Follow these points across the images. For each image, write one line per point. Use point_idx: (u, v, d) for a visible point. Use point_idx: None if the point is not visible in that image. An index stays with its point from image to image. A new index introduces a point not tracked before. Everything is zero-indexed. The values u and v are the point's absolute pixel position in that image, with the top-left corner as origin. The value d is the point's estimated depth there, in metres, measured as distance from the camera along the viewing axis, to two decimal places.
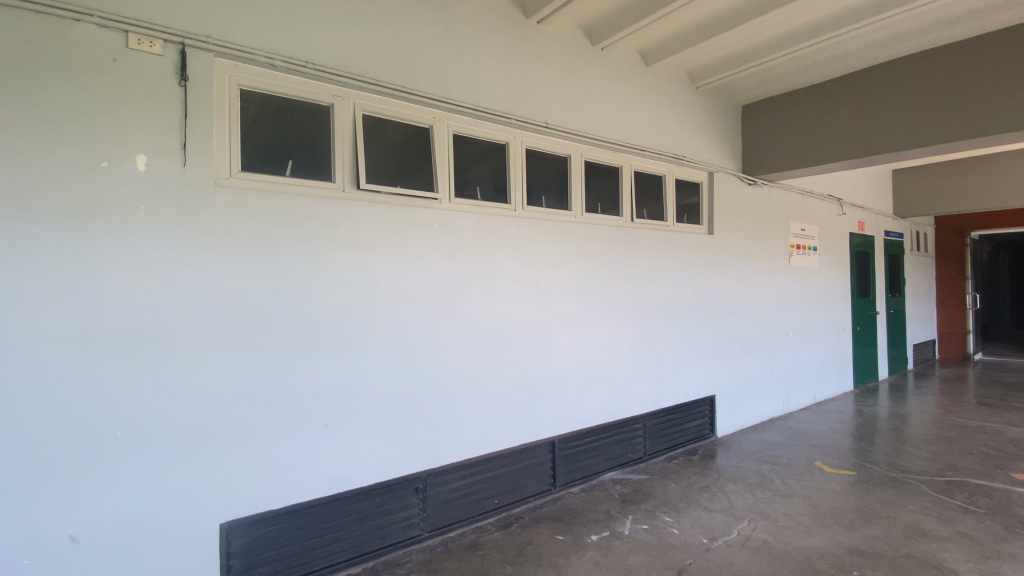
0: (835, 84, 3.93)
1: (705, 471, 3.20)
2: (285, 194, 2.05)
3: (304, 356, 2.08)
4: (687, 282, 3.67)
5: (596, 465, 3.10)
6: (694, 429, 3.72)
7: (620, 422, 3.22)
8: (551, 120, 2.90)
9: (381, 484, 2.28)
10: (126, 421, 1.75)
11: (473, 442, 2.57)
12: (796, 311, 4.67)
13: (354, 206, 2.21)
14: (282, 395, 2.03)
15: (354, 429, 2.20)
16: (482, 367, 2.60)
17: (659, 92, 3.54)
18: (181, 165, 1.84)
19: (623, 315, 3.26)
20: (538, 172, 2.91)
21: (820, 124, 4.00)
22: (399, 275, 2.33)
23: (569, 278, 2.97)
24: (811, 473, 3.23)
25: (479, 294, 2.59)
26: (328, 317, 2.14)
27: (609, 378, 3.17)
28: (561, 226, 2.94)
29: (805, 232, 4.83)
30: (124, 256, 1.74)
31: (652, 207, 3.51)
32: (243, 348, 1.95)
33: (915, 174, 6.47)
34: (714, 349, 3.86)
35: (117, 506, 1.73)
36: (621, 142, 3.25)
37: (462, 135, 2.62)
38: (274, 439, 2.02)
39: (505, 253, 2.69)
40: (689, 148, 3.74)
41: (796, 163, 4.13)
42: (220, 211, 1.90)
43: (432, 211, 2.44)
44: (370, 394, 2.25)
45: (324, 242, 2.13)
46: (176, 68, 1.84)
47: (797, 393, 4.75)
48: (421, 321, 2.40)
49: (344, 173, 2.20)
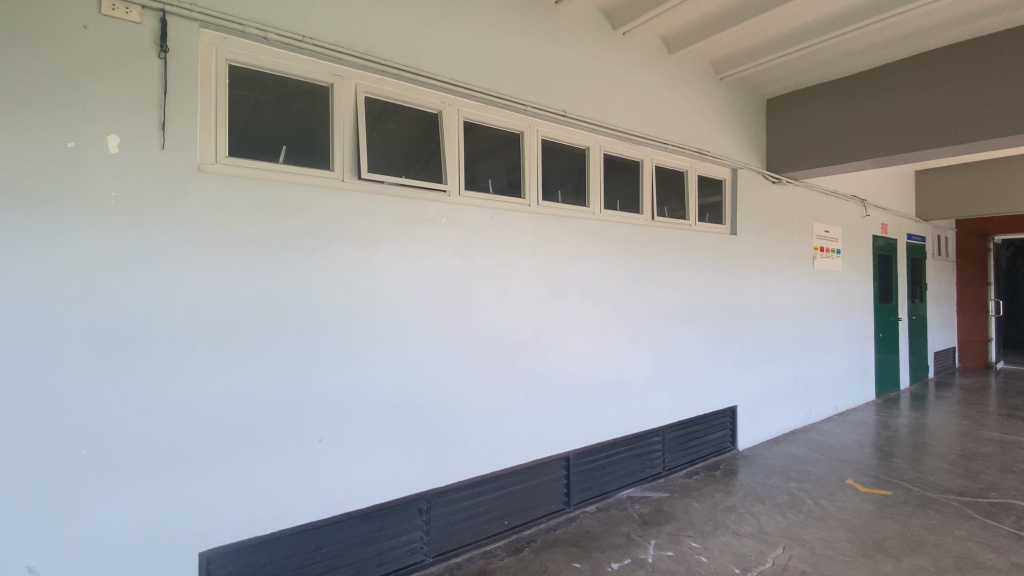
0: (867, 76, 3.69)
1: (730, 490, 2.97)
2: (277, 183, 1.83)
3: (298, 363, 1.87)
4: (709, 285, 3.44)
5: (613, 481, 2.88)
6: (715, 442, 3.49)
7: (638, 435, 3.00)
8: (570, 108, 2.68)
9: (381, 505, 2.07)
10: (95, 435, 1.54)
11: (482, 458, 2.36)
12: (820, 317, 4.44)
13: (355, 197, 2.00)
14: (272, 406, 1.83)
15: (352, 444, 1.99)
16: (493, 376, 2.39)
17: (682, 82, 3.32)
18: (160, 148, 1.63)
19: (642, 320, 3.04)
20: (555, 166, 2.70)
21: (850, 119, 3.77)
22: (404, 274, 2.11)
23: (586, 280, 2.76)
24: (843, 493, 3.00)
25: (490, 296, 2.38)
26: (324, 320, 1.92)
27: (626, 388, 2.95)
28: (578, 224, 2.72)
29: (829, 234, 4.60)
30: (92, 249, 1.53)
31: (673, 205, 3.29)
32: (229, 355, 1.75)
33: (939, 176, 6.22)
34: (737, 356, 3.64)
35: (81, 532, 1.52)
36: (642, 135, 3.02)
37: (474, 123, 2.41)
38: (264, 455, 1.81)
39: (519, 251, 2.48)
40: (712, 143, 3.51)
41: (823, 160, 3.90)
42: (202, 201, 1.69)
43: (440, 205, 2.23)
44: (370, 405, 2.03)
45: (319, 236, 1.91)
46: (156, 38, 1.63)
47: (819, 403, 4.52)
48: (427, 324, 2.18)
49: (344, 161, 1.99)
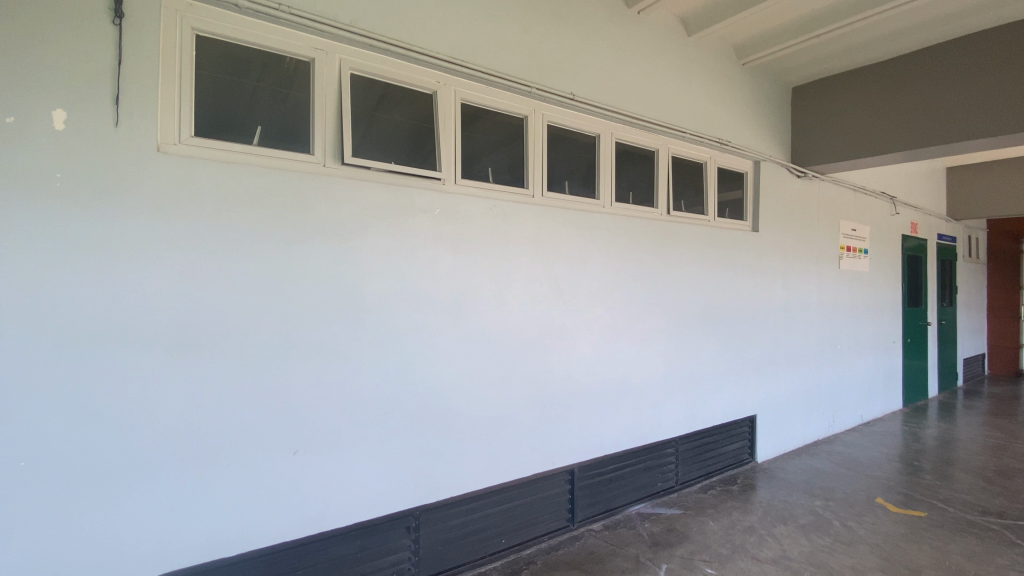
0: (902, 62, 3.41)
1: (748, 508, 2.75)
2: (250, 166, 1.65)
3: (271, 366, 1.69)
4: (727, 285, 3.21)
5: (621, 496, 2.67)
6: (732, 453, 3.27)
7: (649, 446, 2.79)
8: (579, 91, 2.47)
9: (364, 523, 1.88)
10: (35, 447, 1.37)
11: (478, 471, 2.16)
12: (845, 321, 4.18)
13: (337, 184, 1.81)
14: (241, 415, 1.65)
15: (331, 456, 1.81)
16: (491, 382, 2.19)
17: (702, 66, 3.09)
18: (114, 125, 1.46)
19: (656, 323, 2.83)
20: (562, 154, 2.50)
21: (881, 108, 3.50)
22: (393, 269, 1.93)
23: (595, 278, 2.55)
24: (873, 514, 2.76)
25: (488, 296, 2.18)
26: (301, 319, 1.74)
27: (637, 395, 2.74)
28: (587, 217, 2.51)
29: (856, 232, 4.33)
30: (33, 236, 1.36)
31: (691, 198, 3.06)
32: (191, 358, 1.56)
33: (972, 173, 5.88)
34: (756, 362, 3.40)
35: (18, 556, 1.35)
36: (658, 122, 2.80)
37: (473, 106, 2.21)
38: (232, 468, 1.63)
39: (521, 246, 2.27)
40: (734, 133, 3.27)
41: (852, 152, 3.63)
42: (162, 186, 1.52)
43: (434, 194, 2.03)
44: (354, 413, 1.85)
45: (296, 226, 1.73)
46: (110, 2, 1.45)
47: (843, 412, 4.26)
48: (418, 325, 1.99)
49: (325, 144, 1.81)
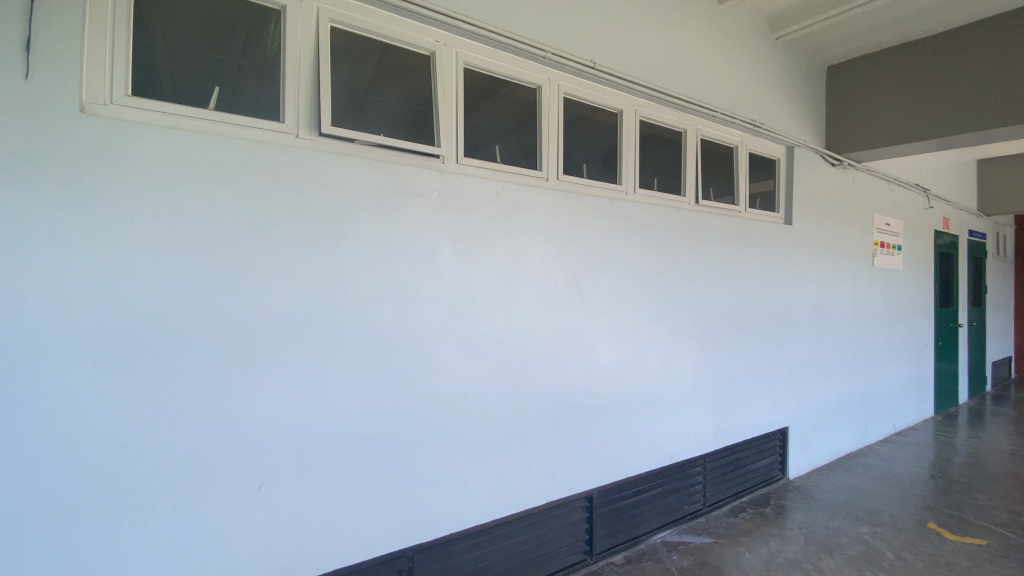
0: (950, 38, 3.07)
1: (787, 536, 2.43)
2: (202, 134, 1.34)
3: (230, 382, 1.38)
4: (758, 284, 2.89)
5: (644, 523, 2.36)
6: (762, 470, 2.95)
7: (674, 466, 2.48)
8: (599, 59, 2.14)
9: (346, 569, 1.57)
10: None
11: (482, 501, 1.85)
12: (880, 323, 3.86)
13: (312, 158, 1.49)
14: (191, 443, 1.33)
15: (306, 489, 1.50)
16: (499, 397, 1.88)
17: (733, 39, 2.76)
18: (23, 76, 1.15)
19: (683, 326, 2.52)
20: (578, 133, 2.19)
21: (926, 89, 3.16)
22: (380, 263, 1.61)
23: (616, 275, 2.24)
24: (927, 542, 2.44)
25: (495, 295, 1.87)
26: (266, 324, 1.43)
27: (662, 408, 2.43)
28: (607, 205, 2.20)
29: (891, 227, 4.01)
30: None
31: (719, 186, 2.75)
32: (126, 373, 1.25)
33: (1004, 166, 5.54)
34: (789, 369, 3.09)
35: None
36: (686, 98, 2.48)
37: (477, 73, 1.89)
38: (177, 508, 1.32)
39: (533, 237, 1.96)
40: (766, 114, 2.95)
41: (892, 138, 3.30)
42: (87, 155, 1.21)
43: (432, 175, 1.72)
44: (335, 438, 1.54)
45: (262, 209, 1.41)
46: None
47: (876, 421, 3.94)
48: (412, 330, 1.68)
49: (299, 110, 1.49)
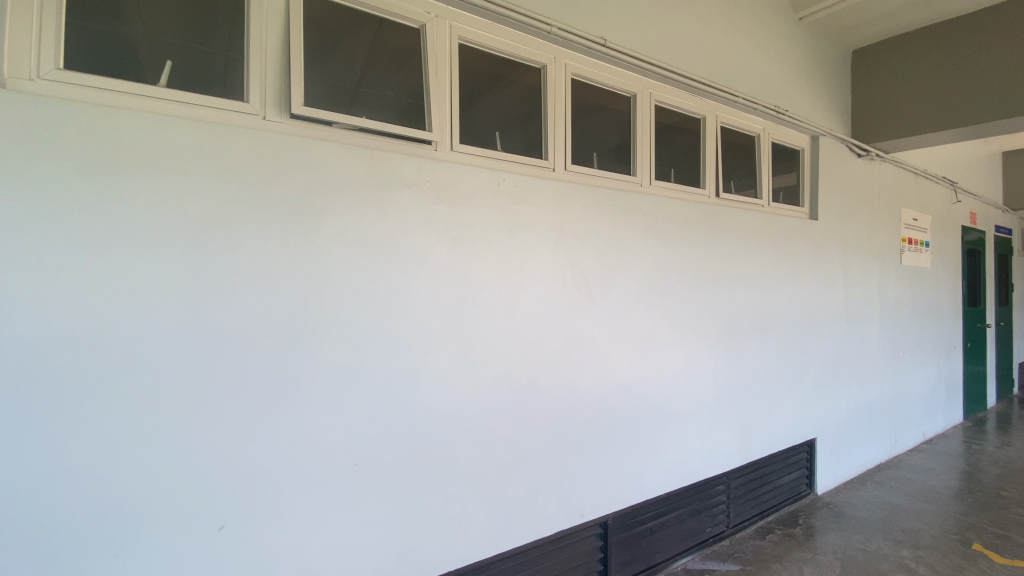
0: (986, 16, 2.84)
1: (822, 562, 2.20)
2: (150, 115, 1.15)
3: (185, 406, 1.17)
4: (782, 284, 2.67)
5: (664, 550, 2.14)
6: (789, 485, 2.74)
7: (696, 486, 2.27)
8: (610, 36, 1.94)
9: None
10: None
11: (486, 532, 1.65)
12: (908, 324, 3.63)
13: (282, 144, 1.29)
14: (136, 480, 1.12)
15: (278, 530, 1.29)
16: (502, 415, 1.68)
17: (754, 19, 2.55)
18: None
19: (703, 331, 2.30)
20: (588, 120, 1.99)
21: (960, 72, 2.93)
22: (364, 264, 1.41)
23: (630, 276, 2.03)
24: (975, 568, 2.21)
25: (497, 300, 1.67)
26: (228, 336, 1.22)
27: (682, 422, 2.22)
28: (620, 198, 1.99)
29: (918, 223, 3.78)
30: None
31: (740, 179, 2.54)
32: (52, 401, 1.04)
33: None
34: (815, 376, 2.87)
35: None
36: (705, 81, 2.27)
37: (474, 51, 1.70)
38: (118, 559, 1.10)
39: (539, 233, 1.76)
40: (789, 100, 2.74)
41: (922, 125, 3.07)
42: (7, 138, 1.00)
43: (423, 163, 1.52)
44: (313, 468, 1.33)
45: (222, 202, 1.21)
46: None
47: (905, 430, 3.71)
48: (403, 342, 1.48)
49: (266, 89, 1.30)
